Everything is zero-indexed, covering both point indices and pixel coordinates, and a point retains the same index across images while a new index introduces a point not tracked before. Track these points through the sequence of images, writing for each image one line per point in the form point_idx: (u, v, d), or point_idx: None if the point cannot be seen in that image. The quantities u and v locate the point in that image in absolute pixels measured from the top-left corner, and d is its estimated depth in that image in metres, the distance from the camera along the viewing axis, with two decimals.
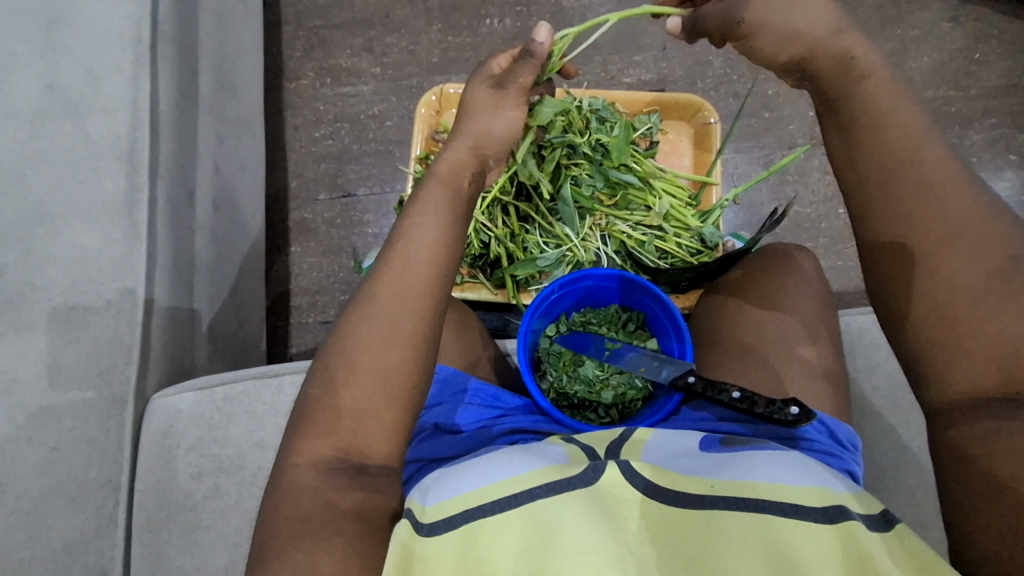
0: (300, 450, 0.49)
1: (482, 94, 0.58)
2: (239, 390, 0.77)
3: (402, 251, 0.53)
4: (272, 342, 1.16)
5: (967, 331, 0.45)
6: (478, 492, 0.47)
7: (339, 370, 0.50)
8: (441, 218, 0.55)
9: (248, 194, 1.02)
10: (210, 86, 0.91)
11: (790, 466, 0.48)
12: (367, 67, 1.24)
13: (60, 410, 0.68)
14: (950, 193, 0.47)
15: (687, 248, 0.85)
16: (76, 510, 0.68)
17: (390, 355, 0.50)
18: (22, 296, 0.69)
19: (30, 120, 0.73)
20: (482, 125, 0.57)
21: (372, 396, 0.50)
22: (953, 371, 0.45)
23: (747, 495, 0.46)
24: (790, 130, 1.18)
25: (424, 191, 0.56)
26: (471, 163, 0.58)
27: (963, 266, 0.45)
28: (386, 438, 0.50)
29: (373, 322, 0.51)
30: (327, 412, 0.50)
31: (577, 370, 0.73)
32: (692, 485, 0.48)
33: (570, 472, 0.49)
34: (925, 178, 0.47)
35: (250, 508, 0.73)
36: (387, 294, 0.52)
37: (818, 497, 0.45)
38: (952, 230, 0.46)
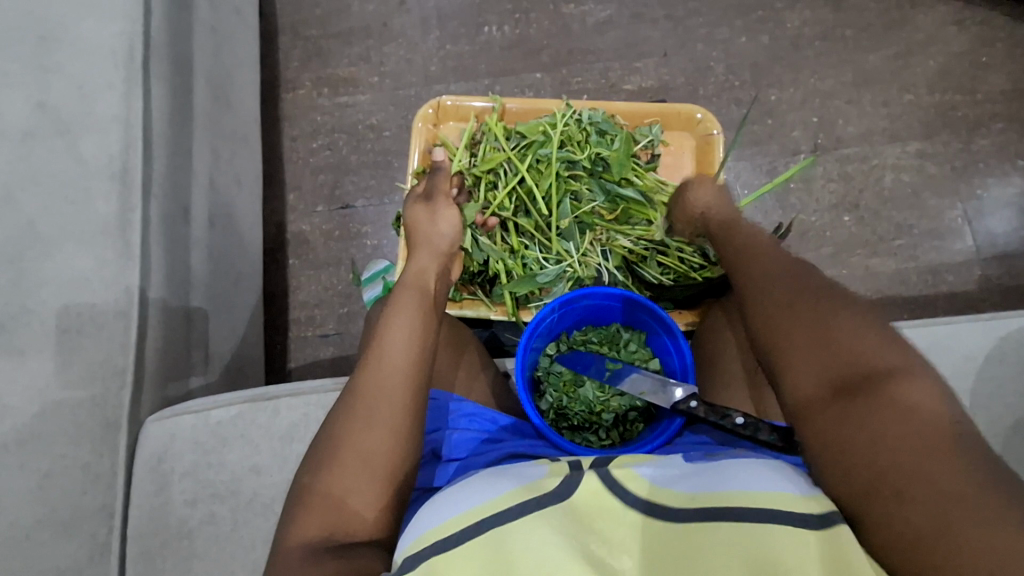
0: (291, 534, 0.51)
1: (421, 211, 0.72)
2: (233, 414, 0.75)
3: (379, 348, 0.59)
4: (270, 356, 1.15)
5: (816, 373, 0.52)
6: (448, 522, 0.46)
7: (325, 454, 0.54)
8: (413, 313, 0.61)
9: (246, 208, 1.01)
10: (205, 101, 0.90)
11: (764, 470, 0.46)
12: (365, 77, 1.23)
13: (52, 436, 0.67)
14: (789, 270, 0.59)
15: (691, 263, 0.83)
16: (69, 538, 0.67)
17: (372, 443, 0.54)
18: (13, 320, 0.68)
19: (20, 140, 0.72)
20: (428, 231, 0.70)
21: (355, 474, 0.53)
22: (800, 380, 0.53)
23: (725, 505, 0.44)
24: (794, 137, 1.17)
25: (398, 299, 0.63)
26: (430, 264, 0.67)
27: (807, 297, 0.56)
28: (371, 510, 0.53)
29: (355, 414, 0.55)
30: (315, 494, 0.53)
31: (577, 391, 0.71)
32: (671, 496, 0.46)
33: (533, 492, 0.47)
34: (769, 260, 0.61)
35: (247, 536, 0.71)
36: (366, 387, 0.56)
37: (801, 503, 0.44)
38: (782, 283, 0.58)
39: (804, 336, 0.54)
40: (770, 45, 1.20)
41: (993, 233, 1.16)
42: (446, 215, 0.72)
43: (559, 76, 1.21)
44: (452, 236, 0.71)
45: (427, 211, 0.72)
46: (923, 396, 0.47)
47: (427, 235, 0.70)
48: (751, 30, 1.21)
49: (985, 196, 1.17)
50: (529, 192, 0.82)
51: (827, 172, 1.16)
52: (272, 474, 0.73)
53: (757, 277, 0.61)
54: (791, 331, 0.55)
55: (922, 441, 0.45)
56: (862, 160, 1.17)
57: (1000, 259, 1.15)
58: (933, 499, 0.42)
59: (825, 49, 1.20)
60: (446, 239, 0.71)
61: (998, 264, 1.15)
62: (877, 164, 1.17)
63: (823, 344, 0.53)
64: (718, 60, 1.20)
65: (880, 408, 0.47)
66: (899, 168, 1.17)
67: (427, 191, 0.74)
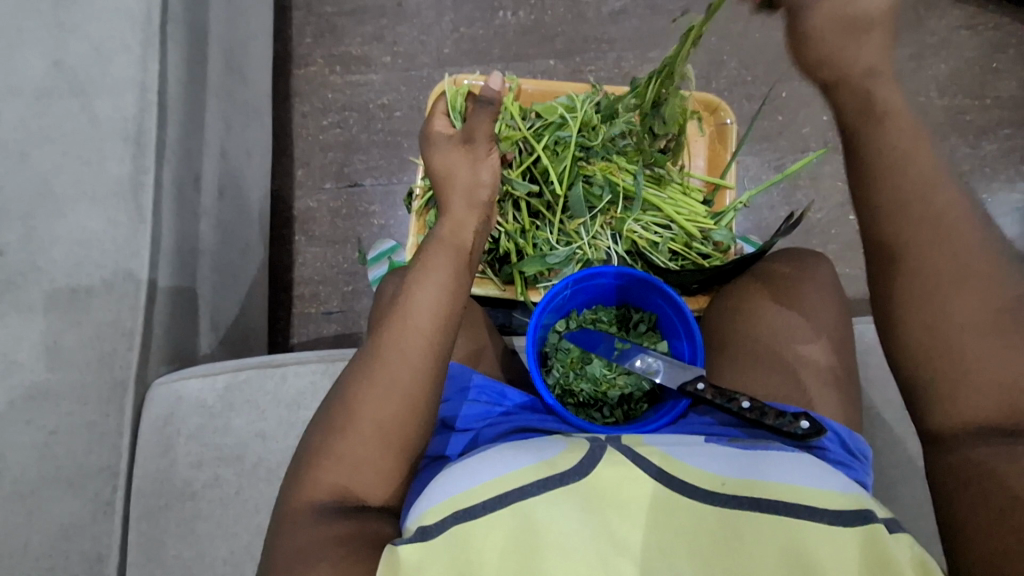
0: (297, 495, 0.52)
1: (461, 158, 0.69)
2: (241, 378, 0.76)
3: (405, 308, 0.58)
4: (274, 331, 1.15)
5: (964, 375, 0.47)
6: (469, 493, 0.46)
7: (338, 418, 0.54)
8: (441, 274, 0.60)
9: (256, 181, 1.00)
10: (219, 71, 0.89)
11: (796, 467, 0.49)
12: (378, 56, 1.23)
13: (60, 393, 0.67)
14: (964, 238, 0.49)
15: (698, 251, 0.84)
16: (73, 495, 0.67)
17: (386, 410, 0.54)
18: (23, 277, 0.68)
19: (35, 98, 0.72)
20: (468, 182, 0.68)
21: (367, 442, 0.53)
22: (968, 393, 0.47)
23: (759, 495, 0.46)
24: (803, 134, 1.18)
25: (427, 256, 0.62)
26: (468, 223, 0.66)
27: (966, 285, 0.48)
28: (379, 480, 0.53)
29: (372, 378, 0.55)
30: (325, 459, 0.53)
31: (584, 368, 0.72)
32: (702, 478, 0.48)
33: (561, 466, 0.48)
34: (940, 215, 0.50)
35: (251, 500, 0.72)
36: (387, 347, 0.57)
37: (836, 500, 0.46)
38: (969, 284, 0.48)
39: (973, 337, 0.47)
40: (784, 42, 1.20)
41: None
42: (485, 161, 0.70)
43: (572, 63, 1.21)
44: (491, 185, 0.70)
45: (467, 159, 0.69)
46: None
47: (463, 184, 0.68)
48: (765, 26, 1.21)
49: (991, 200, 1.18)
50: (543, 172, 0.82)
51: (835, 170, 1.17)
52: (278, 439, 0.74)
53: (938, 242, 0.49)
54: (969, 318, 0.48)
55: None
56: None
57: None
58: None
59: None
60: (486, 189, 0.69)
61: None
62: None
63: (997, 352, 0.46)
64: (731, 54, 1.20)
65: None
66: None
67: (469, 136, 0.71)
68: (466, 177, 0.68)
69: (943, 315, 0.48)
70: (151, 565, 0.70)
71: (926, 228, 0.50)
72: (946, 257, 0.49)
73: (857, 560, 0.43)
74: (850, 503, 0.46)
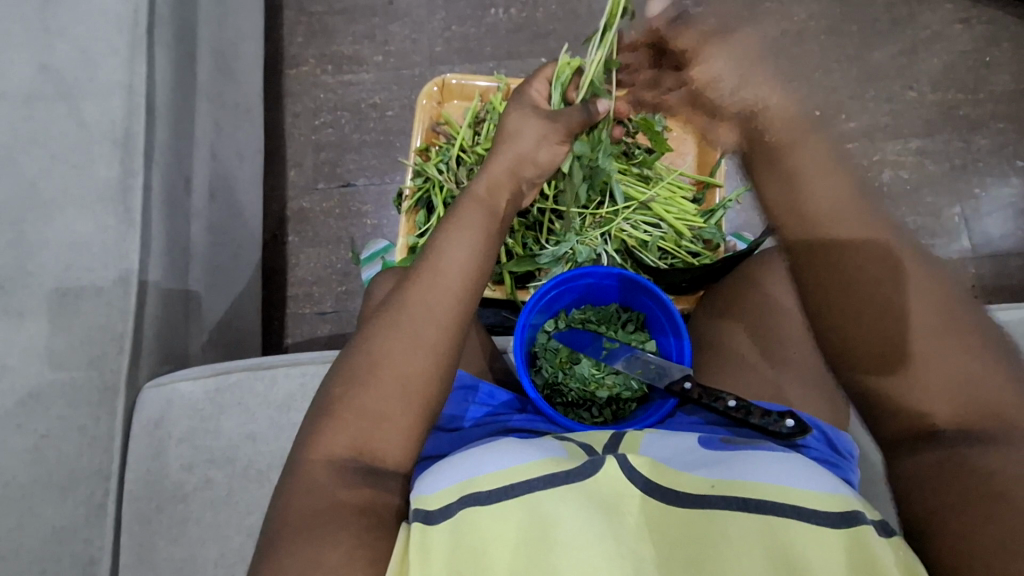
0: (313, 447, 0.52)
1: (534, 129, 0.69)
2: (231, 381, 0.76)
3: (437, 262, 0.57)
4: (268, 332, 1.15)
5: (926, 383, 0.52)
6: (474, 481, 0.47)
7: (361, 369, 0.53)
8: (475, 234, 0.60)
9: (247, 182, 1.00)
10: (208, 72, 0.89)
11: (787, 466, 0.48)
12: (370, 55, 1.22)
13: (50, 396, 0.68)
14: (899, 258, 0.55)
15: (687, 249, 0.85)
16: (65, 499, 0.67)
17: (411, 368, 0.53)
18: (12, 281, 0.68)
19: (22, 102, 0.72)
20: (523, 150, 0.68)
21: (390, 398, 0.52)
22: (932, 399, 0.52)
23: (748, 496, 0.46)
24: None
25: (462, 208, 0.62)
26: (507, 184, 0.66)
27: (914, 301, 0.54)
28: (399, 439, 0.52)
29: (398, 330, 0.54)
30: (344, 410, 0.52)
31: (573, 367, 0.71)
32: (691, 483, 0.47)
33: (567, 465, 0.48)
34: (875, 237, 0.56)
35: (243, 502, 0.72)
36: (415, 299, 0.56)
37: (825, 501, 0.45)
38: (916, 299, 0.54)
39: (929, 350, 0.52)
40: None
41: (989, 233, 1.17)
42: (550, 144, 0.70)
43: None
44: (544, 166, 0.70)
45: (537, 132, 0.69)
46: None
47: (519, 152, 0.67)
48: None
49: (982, 195, 1.18)
50: None
51: None
52: (268, 441, 0.74)
53: (876, 264, 0.55)
54: (921, 335, 0.53)
55: None
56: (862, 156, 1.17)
57: (995, 258, 1.16)
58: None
59: None
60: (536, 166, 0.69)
61: (991, 264, 1.16)
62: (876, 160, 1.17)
63: (951, 362, 0.52)
64: None
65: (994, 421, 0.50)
66: (899, 165, 1.17)
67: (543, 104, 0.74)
68: (529, 146, 0.68)
69: (896, 333, 0.54)
70: (143, 566, 0.70)
71: (863, 250, 0.55)
72: (889, 274, 0.55)
73: (843, 562, 0.43)
74: (839, 504, 0.45)
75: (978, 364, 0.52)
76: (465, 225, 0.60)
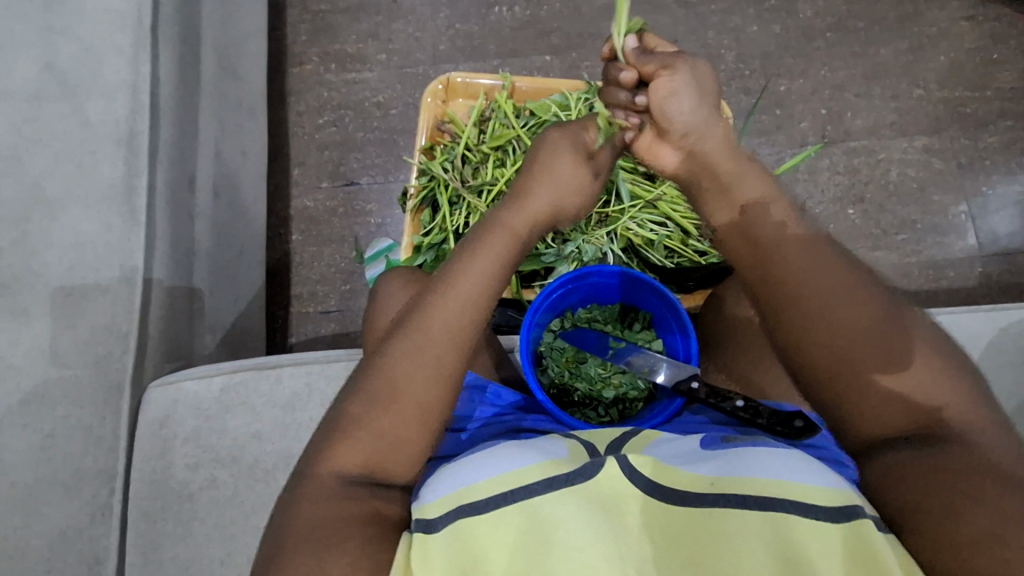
0: (325, 464, 0.51)
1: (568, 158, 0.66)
2: (236, 380, 0.76)
3: (458, 289, 0.57)
4: (272, 331, 1.15)
5: (871, 396, 0.51)
6: (473, 488, 0.46)
7: (380, 393, 0.53)
8: (498, 262, 0.59)
9: (251, 181, 1.00)
10: (212, 70, 0.89)
11: (789, 462, 0.48)
12: (373, 54, 1.22)
13: (56, 396, 0.68)
14: (838, 271, 0.55)
15: (694, 248, 0.83)
16: (71, 498, 0.67)
17: (430, 394, 0.54)
18: (18, 281, 0.68)
19: (26, 101, 0.72)
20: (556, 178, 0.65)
21: (410, 423, 0.53)
22: (874, 413, 0.51)
23: (749, 493, 0.46)
24: (801, 128, 1.17)
25: (489, 241, 0.60)
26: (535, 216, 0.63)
27: (856, 313, 0.53)
28: (414, 460, 0.53)
29: (420, 360, 0.54)
30: (360, 431, 0.52)
31: (579, 367, 0.72)
32: (693, 482, 0.47)
33: (567, 467, 0.48)
34: (815, 250, 0.56)
35: (248, 502, 0.72)
36: (438, 331, 0.55)
37: (825, 496, 0.45)
38: (848, 305, 0.53)
39: (869, 363, 0.52)
40: (782, 35, 1.20)
41: (996, 231, 1.16)
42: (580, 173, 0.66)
43: (568, 59, 1.20)
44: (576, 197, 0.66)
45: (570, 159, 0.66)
46: (985, 434, 0.49)
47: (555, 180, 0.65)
48: (763, 19, 1.20)
49: (989, 193, 1.17)
50: None
51: (833, 164, 1.16)
52: (273, 441, 0.74)
53: (820, 278, 0.55)
54: (862, 348, 0.52)
55: (977, 468, 0.46)
56: (868, 154, 1.17)
57: (1003, 257, 1.15)
58: (971, 523, 0.43)
59: (836, 40, 1.20)
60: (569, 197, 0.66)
61: (999, 262, 1.15)
62: (883, 158, 1.17)
63: (892, 376, 0.51)
64: (728, 48, 1.19)
65: (939, 436, 0.49)
66: (905, 163, 1.17)
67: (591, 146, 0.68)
68: (558, 174, 0.65)
69: (837, 345, 0.53)
70: (150, 566, 0.70)
71: (804, 266, 0.56)
72: (832, 286, 0.54)
73: (843, 556, 0.43)
74: (839, 499, 0.45)
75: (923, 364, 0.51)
76: (486, 251, 0.59)
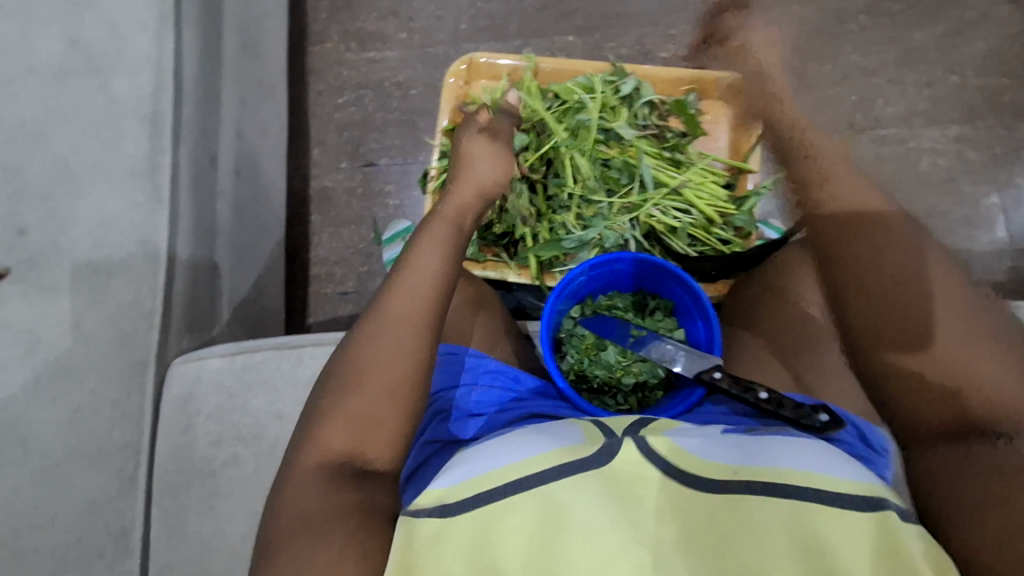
0: (305, 457, 0.53)
1: (479, 150, 0.70)
2: (257, 359, 0.77)
3: (407, 276, 0.60)
4: (291, 311, 1.16)
5: (911, 383, 0.59)
6: (490, 475, 0.46)
7: (348, 379, 0.55)
8: (442, 248, 0.63)
9: (272, 160, 1.00)
10: (234, 48, 0.88)
11: (810, 452, 0.48)
12: (394, 32, 1.21)
13: (83, 371, 0.69)
14: (938, 274, 0.61)
15: (718, 236, 0.82)
16: (98, 470, 0.69)
17: (394, 373, 0.55)
18: (44, 256, 0.69)
19: (52, 77, 0.72)
20: (479, 171, 0.69)
21: (378, 404, 0.54)
22: (912, 404, 0.59)
23: (772, 481, 0.46)
24: (830, 114, 1.14)
25: (429, 228, 0.64)
26: (472, 203, 0.68)
27: (916, 309, 0.60)
28: (390, 442, 0.54)
29: (380, 343, 0.56)
30: (333, 416, 0.54)
31: (598, 354, 0.71)
32: (714, 469, 0.46)
33: (580, 453, 0.47)
34: (910, 260, 0.62)
35: (269, 479, 0.73)
36: (393, 313, 0.58)
37: (850, 485, 0.45)
38: (903, 305, 0.61)
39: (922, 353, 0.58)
40: (813, 18, 1.16)
41: None
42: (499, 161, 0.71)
43: (592, 39, 1.17)
44: (500, 181, 0.70)
45: (483, 150, 0.71)
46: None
47: (475, 175, 0.69)
48: None
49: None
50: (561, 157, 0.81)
51: (861, 153, 1.13)
52: (294, 420, 0.75)
53: (871, 278, 0.63)
54: (904, 335, 0.60)
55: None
56: (899, 143, 1.13)
57: None
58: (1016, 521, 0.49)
59: (870, 23, 1.16)
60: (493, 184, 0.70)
61: None
62: (914, 148, 1.13)
63: (942, 368, 0.57)
64: None
65: (977, 419, 0.56)
66: (937, 153, 1.13)
67: (489, 127, 0.74)
68: (482, 167, 0.70)
69: (900, 335, 0.60)
70: (174, 538, 0.71)
71: (870, 274, 0.63)
72: (920, 286, 0.61)
73: (871, 550, 0.43)
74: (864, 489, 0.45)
75: (975, 361, 0.56)
76: (425, 236, 0.63)
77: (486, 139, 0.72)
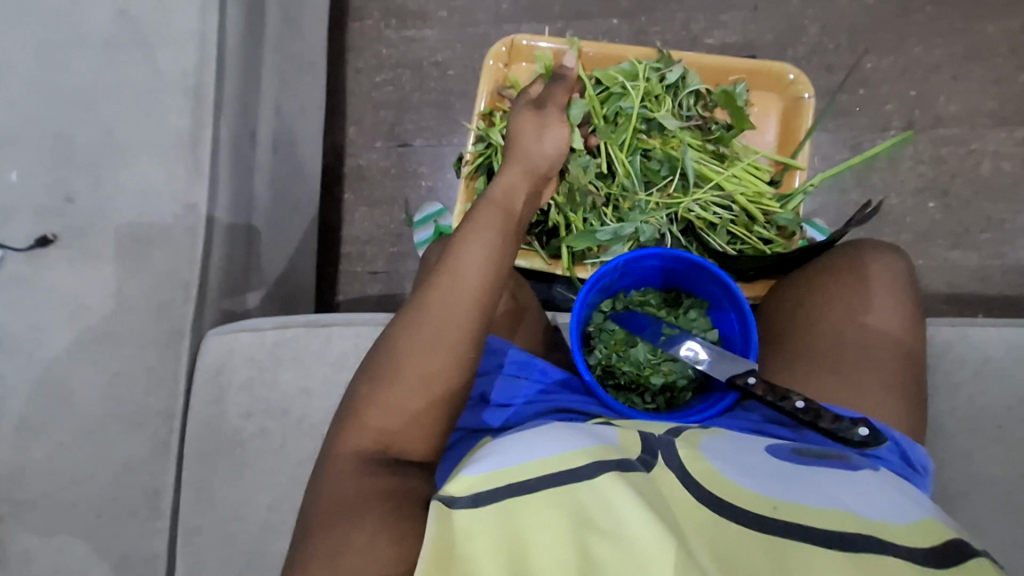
0: (341, 443, 0.53)
1: (531, 122, 0.70)
2: (288, 336, 0.78)
3: (456, 265, 0.59)
4: (321, 289, 1.18)
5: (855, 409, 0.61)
6: (525, 467, 0.47)
7: (385, 368, 0.55)
8: (491, 235, 0.61)
9: (310, 138, 1.00)
10: (277, 23, 0.88)
11: (853, 496, 0.48)
12: (434, 11, 1.19)
13: (123, 337, 0.71)
14: (895, 319, 0.65)
15: (759, 235, 0.80)
16: (134, 433, 0.72)
17: (433, 363, 0.55)
18: (90, 224, 0.72)
19: (102, 48, 0.74)
20: (532, 147, 0.68)
21: (413, 395, 0.54)
22: None
23: (815, 524, 0.45)
24: (886, 110, 1.08)
25: (478, 214, 0.63)
26: (520, 186, 0.66)
27: (867, 345, 0.64)
28: (422, 435, 0.54)
29: (420, 333, 0.56)
30: (368, 404, 0.54)
31: (627, 351, 0.69)
32: (755, 503, 0.47)
33: (613, 455, 0.49)
34: (872, 302, 0.66)
35: (296, 453, 0.74)
36: (434, 302, 0.57)
37: (901, 535, 0.44)
38: (856, 340, 0.64)
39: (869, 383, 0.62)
40: (874, 7, 1.09)
41: None
42: (553, 132, 0.70)
43: (637, 23, 1.13)
44: (554, 158, 0.70)
45: (535, 124, 0.70)
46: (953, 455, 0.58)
47: (528, 151, 0.68)
48: None
49: None
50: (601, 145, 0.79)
51: (917, 153, 1.08)
52: (321, 397, 0.76)
53: (834, 311, 0.66)
54: (854, 365, 0.63)
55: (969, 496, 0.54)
56: (958, 144, 1.07)
57: None
58: None
59: (937, 14, 1.09)
60: (547, 159, 0.69)
61: None
62: (975, 149, 1.07)
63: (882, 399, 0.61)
64: (812, 18, 1.10)
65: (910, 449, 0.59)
66: (1000, 156, 1.07)
67: (540, 99, 0.72)
68: (530, 147, 0.68)
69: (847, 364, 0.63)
70: (202, 505, 0.73)
71: (833, 310, 0.66)
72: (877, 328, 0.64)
73: None
74: (915, 540, 0.44)
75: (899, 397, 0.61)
76: (475, 222, 0.62)
77: (538, 117, 0.70)
